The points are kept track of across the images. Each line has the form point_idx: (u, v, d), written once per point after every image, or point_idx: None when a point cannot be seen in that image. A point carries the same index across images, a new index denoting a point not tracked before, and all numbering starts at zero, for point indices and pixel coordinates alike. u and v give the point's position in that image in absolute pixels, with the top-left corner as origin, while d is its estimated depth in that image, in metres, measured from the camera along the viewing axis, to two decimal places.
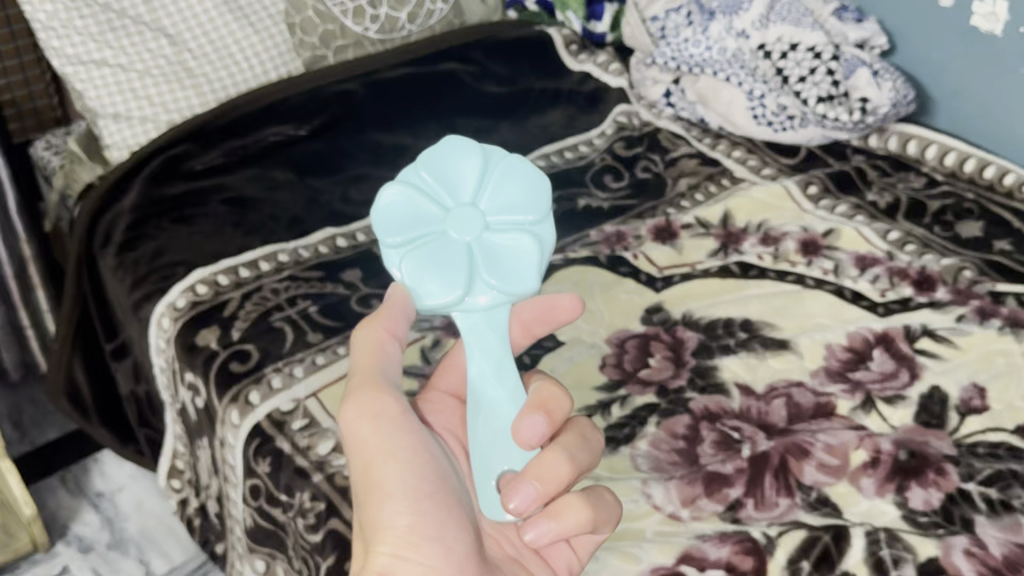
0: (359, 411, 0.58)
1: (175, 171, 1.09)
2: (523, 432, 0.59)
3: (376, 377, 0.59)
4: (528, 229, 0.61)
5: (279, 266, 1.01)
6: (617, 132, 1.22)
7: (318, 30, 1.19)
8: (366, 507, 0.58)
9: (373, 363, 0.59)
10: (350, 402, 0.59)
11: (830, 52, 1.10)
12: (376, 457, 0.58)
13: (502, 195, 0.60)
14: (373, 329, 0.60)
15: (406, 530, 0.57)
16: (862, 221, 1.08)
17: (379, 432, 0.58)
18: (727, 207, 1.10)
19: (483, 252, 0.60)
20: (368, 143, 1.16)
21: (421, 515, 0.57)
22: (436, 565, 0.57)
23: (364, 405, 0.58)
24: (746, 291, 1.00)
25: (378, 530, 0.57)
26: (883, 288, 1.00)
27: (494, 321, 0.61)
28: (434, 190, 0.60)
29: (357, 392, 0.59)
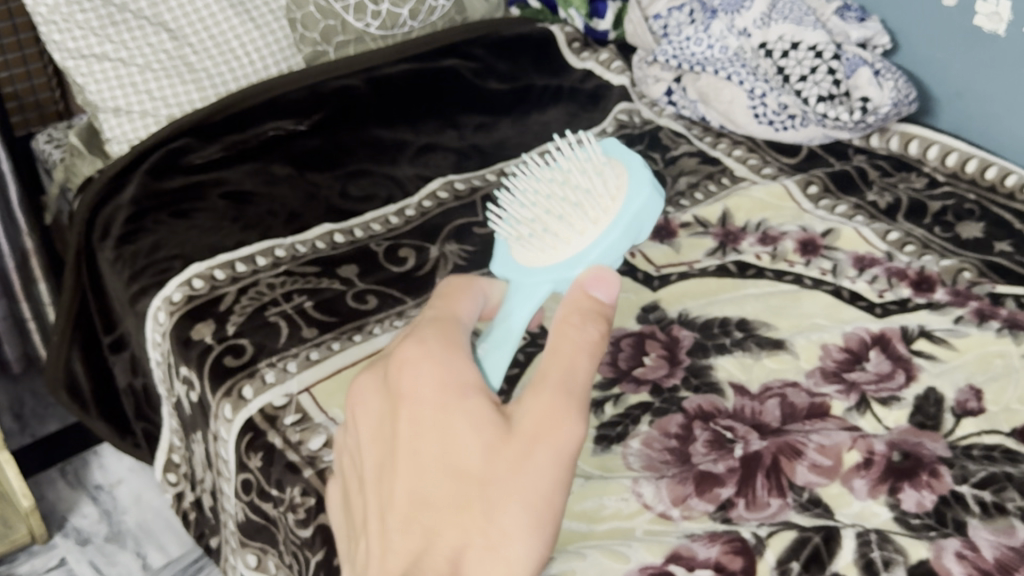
0: (574, 424, 0.49)
1: (175, 165, 1.09)
2: None
3: (581, 387, 0.50)
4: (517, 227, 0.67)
5: (276, 261, 1.01)
6: (618, 130, 1.21)
7: (319, 26, 1.20)
8: (502, 508, 0.48)
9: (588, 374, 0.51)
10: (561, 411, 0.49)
11: (831, 51, 1.08)
12: (543, 455, 0.48)
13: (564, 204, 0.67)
14: (599, 326, 0.52)
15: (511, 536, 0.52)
16: (861, 221, 1.07)
17: (566, 434, 0.49)
18: (726, 207, 1.10)
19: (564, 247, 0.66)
20: (368, 139, 1.16)
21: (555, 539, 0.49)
22: None
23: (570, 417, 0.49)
24: (743, 291, 1.00)
25: (507, 540, 0.47)
26: (881, 288, 1.00)
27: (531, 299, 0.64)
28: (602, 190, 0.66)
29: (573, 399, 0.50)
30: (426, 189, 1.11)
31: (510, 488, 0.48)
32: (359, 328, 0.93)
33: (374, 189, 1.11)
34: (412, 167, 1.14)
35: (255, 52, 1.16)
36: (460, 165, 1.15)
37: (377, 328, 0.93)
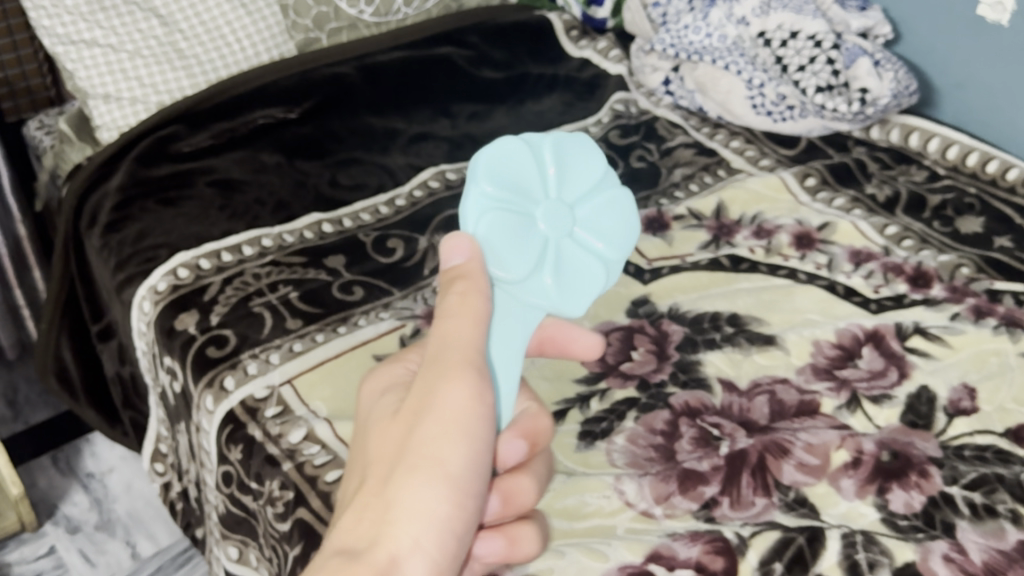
0: (457, 389, 0.50)
1: (163, 152, 1.08)
2: (504, 456, 0.57)
3: (472, 356, 0.52)
4: (602, 263, 0.58)
5: (262, 251, 1.00)
6: (614, 120, 1.19)
7: (311, 12, 1.18)
8: (402, 486, 0.50)
9: (461, 342, 0.52)
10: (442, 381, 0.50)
11: (831, 41, 1.06)
12: (447, 429, 0.50)
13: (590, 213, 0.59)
14: (478, 296, 0.53)
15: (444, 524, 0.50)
16: (859, 214, 1.05)
17: (470, 407, 0.50)
18: (721, 199, 1.08)
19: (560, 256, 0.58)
20: (360, 127, 1.15)
21: (462, 511, 0.50)
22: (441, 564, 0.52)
23: (456, 382, 0.50)
24: (735, 285, 0.98)
25: (407, 514, 0.49)
26: (877, 284, 0.98)
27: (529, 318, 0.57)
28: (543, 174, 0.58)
29: (452, 369, 0.51)
30: (416, 179, 1.10)
31: (415, 468, 0.50)
32: (344, 320, 0.92)
33: (364, 179, 1.10)
34: (404, 156, 1.13)
35: (246, 38, 1.15)
36: (453, 154, 1.13)
37: (362, 320, 0.93)
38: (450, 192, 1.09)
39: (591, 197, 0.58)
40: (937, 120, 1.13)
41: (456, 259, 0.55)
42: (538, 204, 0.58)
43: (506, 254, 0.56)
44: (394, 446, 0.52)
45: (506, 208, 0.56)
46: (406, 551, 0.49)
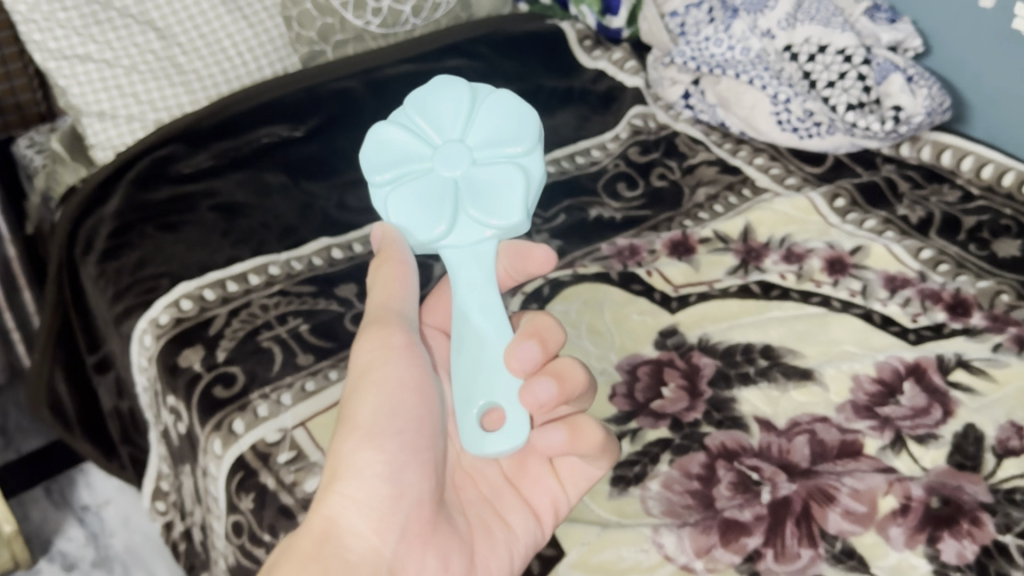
0: (367, 340, 0.61)
1: (162, 174, 1.03)
2: (517, 359, 0.59)
3: (385, 311, 0.62)
4: (513, 160, 0.62)
5: (269, 280, 0.95)
6: (632, 136, 1.15)
7: (316, 24, 1.12)
8: (336, 444, 0.60)
9: (383, 300, 0.62)
10: (361, 333, 0.62)
11: (861, 56, 1.01)
12: (359, 386, 0.60)
13: (487, 129, 0.63)
14: (384, 263, 0.62)
15: (369, 467, 0.58)
16: (892, 237, 1.01)
17: (375, 361, 0.60)
18: (748, 221, 1.03)
19: (468, 186, 0.61)
20: (368, 145, 1.10)
21: (381, 453, 0.58)
22: (384, 509, 0.58)
23: (375, 338, 0.61)
24: (767, 314, 0.94)
25: (337, 466, 0.58)
26: (914, 312, 0.94)
27: (481, 255, 0.62)
28: (420, 127, 0.64)
29: (366, 324, 0.62)
30: None
31: (343, 427, 0.60)
32: None
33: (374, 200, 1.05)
34: None
35: (248, 51, 1.10)
36: None
37: None
38: None
39: (470, 121, 0.63)
40: (969, 137, 1.09)
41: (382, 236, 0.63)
42: (422, 157, 0.63)
43: (419, 214, 0.61)
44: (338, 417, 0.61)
45: (400, 183, 0.63)
46: (338, 502, 0.58)
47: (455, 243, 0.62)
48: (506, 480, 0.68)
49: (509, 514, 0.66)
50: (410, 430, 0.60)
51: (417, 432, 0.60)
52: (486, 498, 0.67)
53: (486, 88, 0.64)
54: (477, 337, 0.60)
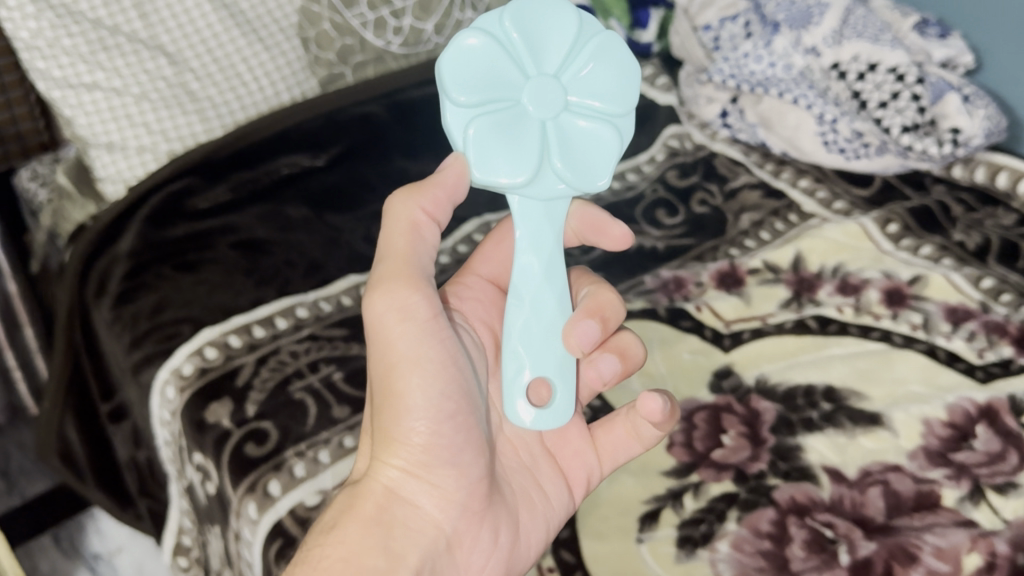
0: (391, 305, 0.56)
1: (176, 211, 0.97)
2: (577, 335, 0.60)
3: (412, 269, 0.56)
4: (608, 119, 0.60)
5: (298, 323, 0.89)
6: (669, 157, 1.10)
7: (335, 45, 1.07)
8: (384, 418, 0.58)
9: (409, 256, 0.56)
10: (378, 289, 0.56)
11: (914, 74, 0.97)
12: (398, 364, 0.57)
13: (590, 76, 0.59)
14: (411, 208, 0.56)
15: (423, 448, 0.58)
16: (950, 264, 0.96)
17: (407, 336, 0.56)
18: (798, 249, 0.98)
19: (557, 136, 0.58)
20: (392, 173, 1.05)
21: (439, 437, 0.58)
22: (448, 489, 0.59)
23: (399, 303, 0.56)
24: (826, 352, 0.89)
25: (394, 444, 0.58)
26: (980, 347, 0.89)
27: (552, 213, 0.59)
28: (518, 50, 0.57)
29: (382, 279, 0.56)
30: (459, 232, 1.01)
31: (387, 400, 0.58)
32: None
33: None
34: None
35: (264, 75, 1.04)
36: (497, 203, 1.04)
37: None
38: None
39: (574, 62, 0.58)
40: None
41: (453, 176, 0.57)
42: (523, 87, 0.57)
43: (508, 159, 0.57)
44: (376, 382, 0.59)
45: (490, 110, 0.57)
46: (398, 477, 0.59)
47: (529, 191, 0.58)
48: (544, 448, 0.68)
49: (546, 482, 0.67)
50: (463, 407, 0.59)
51: (469, 409, 0.59)
52: (525, 464, 0.67)
53: (591, 22, 0.59)
54: (535, 302, 0.59)
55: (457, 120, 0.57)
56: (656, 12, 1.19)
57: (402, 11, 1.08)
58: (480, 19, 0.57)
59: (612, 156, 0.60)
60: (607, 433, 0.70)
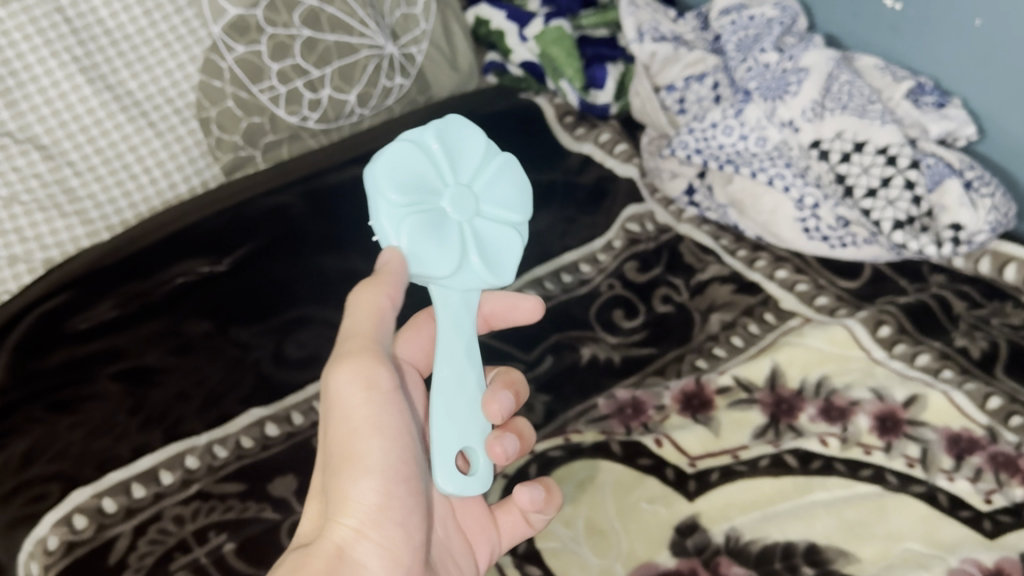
0: (355, 375, 0.52)
1: (54, 335, 0.83)
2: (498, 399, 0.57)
3: (372, 343, 0.53)
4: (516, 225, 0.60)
5: (187, 477, 0.75)
6: (628, 246, 0.96)
7: (241, 126, 0.94)
8: (334, 479, 0.53)
9: (373, 331, 0.54)
10: (343, 360, 0.53)
11: (908, 157, 0.84)
12: (355, 428, 0.53)
13: (500, 187, 0.59)
14: (375, 295, 0.53)
15: (375, 510, 0.52)
16: (952, 377, 0.83)
17: (370, 403, 0.53)
18: (775, 361, 0.85)
19: (474, 235, 0.57)
20: (309, 273, 0.92)
21: (393, 499, 0.53)
22: (395, 552, 0.53)
23: (361, 371, 0.52)
24: (811, 498, 0.75)
25: (345, 501, 0.52)
26: (988, 489, 0.75)
27: (469, 302, 0.58)
28: (440, 159, 0.56)
29: (346, 351, 0.53)
30: None
31: (345, 464, 0.53)
32: None
33: (316, 348, 0.87)
34: None
35: (157, 165, 0.91)
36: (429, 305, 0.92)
37: None
38: None
39: (486, 173, 0.58)
40: None
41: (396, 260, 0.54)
42: (443, 193, 0.56)
43: (437, 252, 0.54)
44: (331, 450, 0.54)
45: (418, 210, 0.54)
46: (352, 538, 0.52)
47: (448, 283, 0.57)
48: (458, 527, 0.65)
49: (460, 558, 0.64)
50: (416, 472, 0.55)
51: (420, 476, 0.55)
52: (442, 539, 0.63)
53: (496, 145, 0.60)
54: (460, 383, 0.56)
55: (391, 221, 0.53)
56: (614, 68, 1.08)
57: (319, 81, 0.96)
58: (404, 131, 0.56)
59: (517, 259, 0.60)
60: (506, 514, 0.68)
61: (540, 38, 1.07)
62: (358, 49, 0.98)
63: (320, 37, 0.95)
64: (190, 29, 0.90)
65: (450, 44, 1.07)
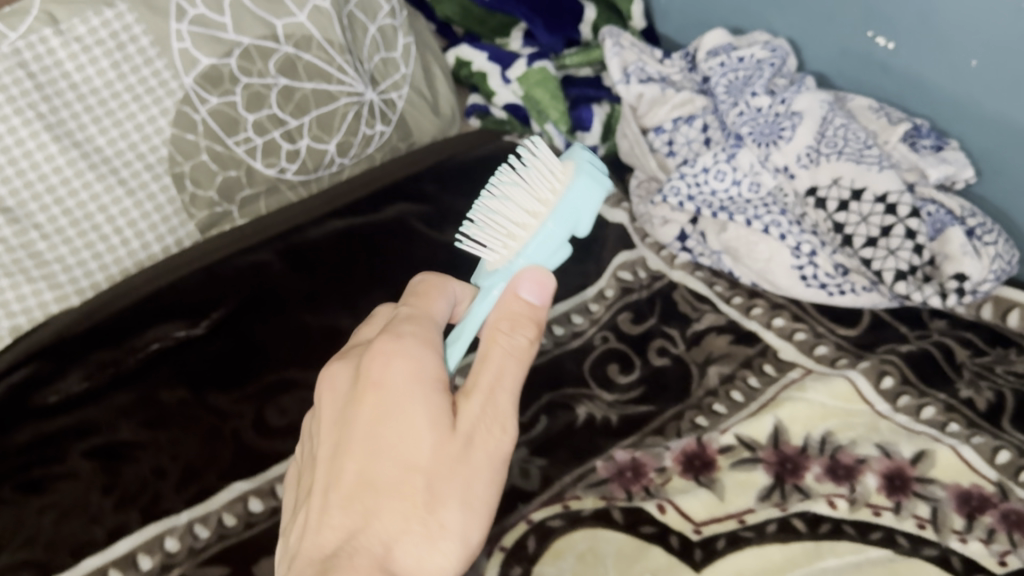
0: (422, 344, 0.47)
1: (19, 409, 0.79)
2: None
3: (432, 328, 0.49)
4: None
5: (165, 561, 0.71)
6: (621, 295, 0.94)
7: (216, 181, 0.91)
8: (401, 439, 0.45)
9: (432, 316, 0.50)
10: (402, 334, 0.48)
11: (908, 204, 0.81)
12: (430, 386, 0.46)
13: None
14: (437, 302, 0.51)
15: (470, 477, 0.45)
16: (959, 431, 0.80)
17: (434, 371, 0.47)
18: (778, 418, 0.82)
19: None
20: (290, 331, 0.87)
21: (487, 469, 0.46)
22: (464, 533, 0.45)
23: (427, 338, 0.48)
24: (822, 564, 0.72)
25: (423, 461, 0.44)
26: (1004, 550, 0.72)
27: None
28: None
29: (411, 326, 0.48)
30: None
31: (441, 475, 0.44)
32: None
33: (300, 413, 0.82)
34: None
35: (129, 224, 0.87)
36: None
37: None
38: None
39: None
40: None
41: (541, 298, 0.50)
42: None
43: None
44: (417, 460, 0.44)
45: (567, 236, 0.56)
46: (438, 503, 0.44)
47: None
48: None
49: None
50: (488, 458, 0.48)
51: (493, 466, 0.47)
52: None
53: None
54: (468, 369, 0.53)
55: (541, 251, 0.53)
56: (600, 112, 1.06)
57: (297, 131, 0.94)
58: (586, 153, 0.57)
59: None
60: None
61: (523, 79, 1.05)
62: (337, 96, 0.95)
63: (297, 86, 0.93)
64: (161, 81, 0.87)
65: (431, 89, 1.06)
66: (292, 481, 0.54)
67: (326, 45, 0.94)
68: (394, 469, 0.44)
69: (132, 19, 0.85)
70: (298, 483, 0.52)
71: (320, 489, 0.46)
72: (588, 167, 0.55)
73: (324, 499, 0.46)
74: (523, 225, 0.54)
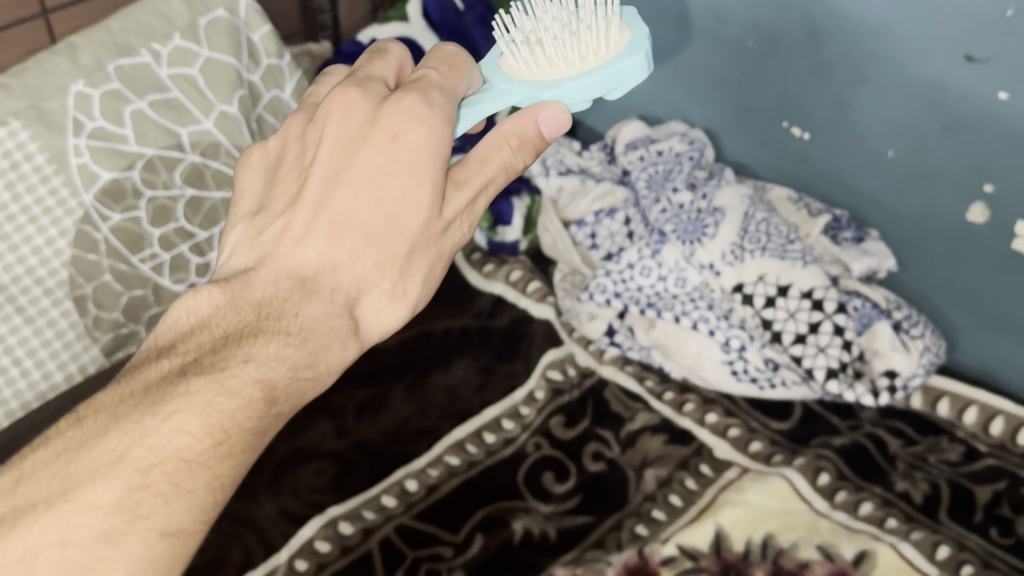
0: (446, 121, 0.47)
1: None
2: None
3: (452, 102, 0.49)
4: None
5: None
6: (552, 399, 0.92)
7: (121, 301, 0.87)
8: (398, 203, 0.47)
9: (455, 83, 0.51)
10: (427, 95, 0.47)
11: (833, 300, 0.82)
12: (440, 167, 0.47)
13: None
14: (458, 80, 0.51)
15: (427, 269, 0.50)
16: (898, 526, 0.79)
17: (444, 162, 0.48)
18: (718, 523, 0.80)
19: None
20: None
21: (440, 255, 0.50)
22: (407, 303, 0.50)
23: (449, 114, 0.48)
24: None
25: (409, 234, 0.47)
26: None
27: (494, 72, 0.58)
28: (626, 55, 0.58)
29: (436, 93, 0.48)
30: (297, 537, 0.80)
31: (419, 247, 0.48)
32: None
33: (221, 548, 0.79)
34: (274, 498, 0.83)
35: (28, 354, 0.81)
36: (341, 485, 0.84)
37: None
38: (346, 559, 0.79)
39: None
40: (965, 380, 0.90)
41: (552, 134, 0.52)
42: None
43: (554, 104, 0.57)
44: (406, 230, 0.47)
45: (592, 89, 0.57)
46: (397, 274, 0.48)
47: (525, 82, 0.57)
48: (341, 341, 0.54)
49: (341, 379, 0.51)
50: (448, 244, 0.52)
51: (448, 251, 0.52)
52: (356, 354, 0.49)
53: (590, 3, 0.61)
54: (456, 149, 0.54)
55: (571, 93, 0.54)
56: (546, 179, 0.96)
57: (206, 243, 0.92)
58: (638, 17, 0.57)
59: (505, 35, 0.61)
60: None
61: None
62: None
63: (205, 196, 0.90)
64: (59, 200, 0.81)
65: None
66: (260, 162, 0.54)
67: (234, 152, 0.92)
68: (386, 224, 0.47)
69: (26, 136, 0.79)
70: (270, 170, 0.53)
71: (304, 203, 0.48)
72: (646, 44, 0.55)
73: (310, 218, 0.48)
74: (565, 61, 0.54)
